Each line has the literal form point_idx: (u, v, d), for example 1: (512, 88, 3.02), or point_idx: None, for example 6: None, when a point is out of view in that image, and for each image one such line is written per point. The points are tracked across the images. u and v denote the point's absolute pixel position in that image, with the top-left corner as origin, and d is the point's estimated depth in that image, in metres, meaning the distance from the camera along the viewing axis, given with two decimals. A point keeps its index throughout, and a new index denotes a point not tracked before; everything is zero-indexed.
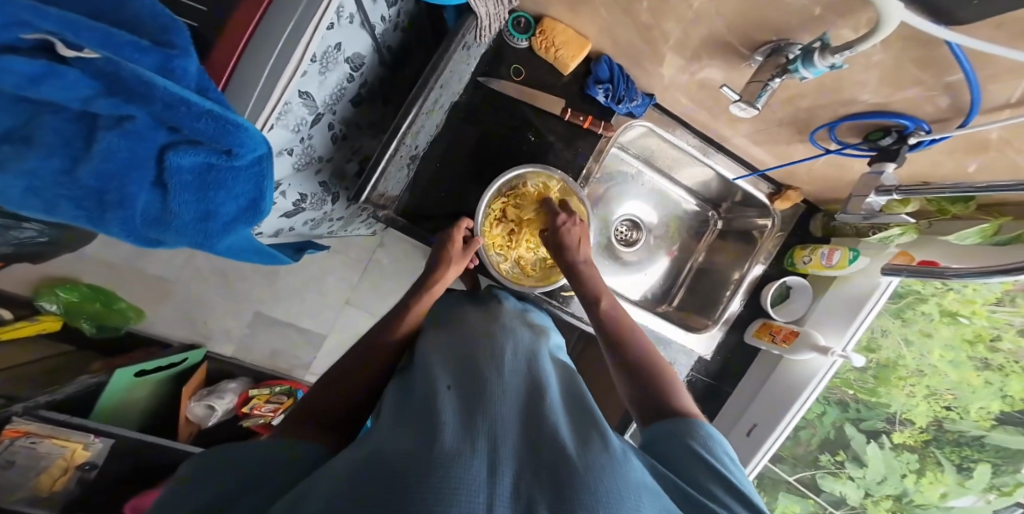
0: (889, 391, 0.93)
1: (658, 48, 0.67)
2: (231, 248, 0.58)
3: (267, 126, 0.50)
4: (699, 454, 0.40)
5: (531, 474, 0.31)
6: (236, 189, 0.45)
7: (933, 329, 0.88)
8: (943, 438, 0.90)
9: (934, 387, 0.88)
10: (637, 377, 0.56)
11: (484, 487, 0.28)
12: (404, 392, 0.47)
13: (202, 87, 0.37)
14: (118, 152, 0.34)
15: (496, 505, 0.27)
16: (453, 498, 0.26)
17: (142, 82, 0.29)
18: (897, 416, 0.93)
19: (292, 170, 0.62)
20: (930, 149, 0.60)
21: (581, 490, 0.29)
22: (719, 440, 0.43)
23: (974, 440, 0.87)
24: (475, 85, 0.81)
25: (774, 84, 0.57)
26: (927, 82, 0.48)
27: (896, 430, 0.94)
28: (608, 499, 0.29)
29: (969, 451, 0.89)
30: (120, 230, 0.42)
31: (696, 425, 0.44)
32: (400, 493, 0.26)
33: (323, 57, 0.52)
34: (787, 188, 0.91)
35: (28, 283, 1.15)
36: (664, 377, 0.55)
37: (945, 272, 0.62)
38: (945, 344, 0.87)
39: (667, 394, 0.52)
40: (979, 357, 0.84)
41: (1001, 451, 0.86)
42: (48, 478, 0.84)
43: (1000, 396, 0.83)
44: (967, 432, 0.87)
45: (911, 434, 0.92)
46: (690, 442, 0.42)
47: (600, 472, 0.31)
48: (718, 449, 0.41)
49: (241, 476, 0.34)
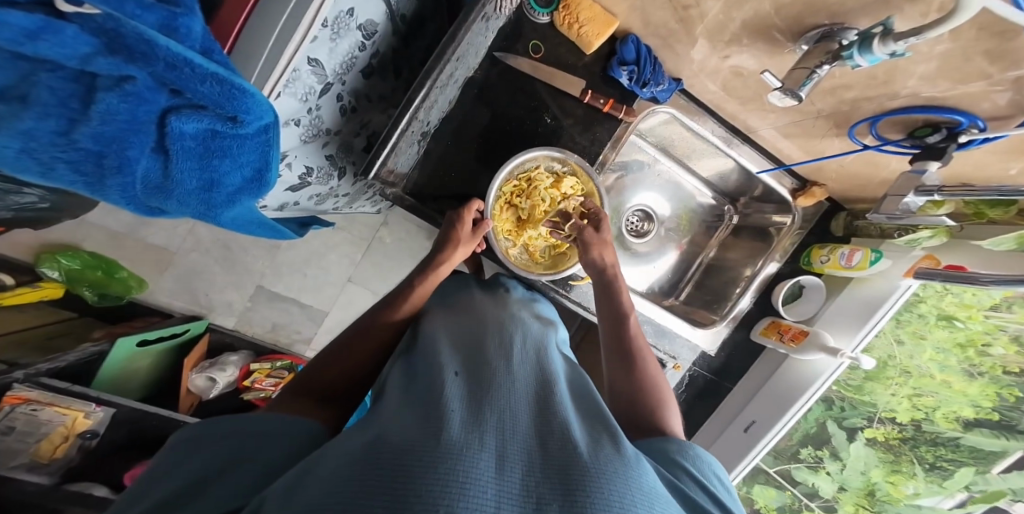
0: (874, 388, 0.93)
1: (692, 29, 0.64)
2: (236, 220, 0.56)
3: (274, 93, 0.46)
4: (687, 472, 0.38)
5: (539, 471, 0.29)
6: (241, 158, 0.42)
7: (927, 331, 0.86)
8: (920, 437, 0.91)
9: (919, 388, 0.88)
10: (621, 390, 0.55)
11: (492, 484, 0.26)
12: (409, 371, 0.46)
13: (207, 48, 0.33)
14: (118, 114, 0.30)
15: (504, 504, 0.25)
16: (460, 492, 0.24)
17: (143, 41, 0.26)
18: (877, 414, 0.94)
19: (300, 142, 0.60)
20: (979, 149, 0.56)
21: (590, 493, 0.27)
22: (706, 457, 0.41)
23: (950, 440, 0.87)
24: (491, 60, 0.78)
25: (821, 73, 0.53)
26: (993, 77, 0.45)
27: (871, 426, 0.95)
28: (619, 504, 0.27)
29: (944, 451, 0.88)
30: (118, 197, 0.39)
31: (682, 443, 0.43)
32: (406, 480, 0.24)
33: (335, 22, 0.48)
34: (812, 185, 0.88)
35: (29, 249, 1.13)
36: (649, 391, 0.54)
37: (978, 277, 0.59)
38: (937, 347, 0.85)
39: (647, 408, 0.51)
40: (969, 363, 0.83)
41: (975, 452, 0.85)
42: (48, 445, 0.83)
43: (974, 401, 0.83)
44: (943, 432, 0.87)
45: (886, 430, 0.94)
46: (674, 457, 0.40)
47: (612, 474, 0.30)
48: (705, 469, 0.39)
49: (247, 461, 0.31)
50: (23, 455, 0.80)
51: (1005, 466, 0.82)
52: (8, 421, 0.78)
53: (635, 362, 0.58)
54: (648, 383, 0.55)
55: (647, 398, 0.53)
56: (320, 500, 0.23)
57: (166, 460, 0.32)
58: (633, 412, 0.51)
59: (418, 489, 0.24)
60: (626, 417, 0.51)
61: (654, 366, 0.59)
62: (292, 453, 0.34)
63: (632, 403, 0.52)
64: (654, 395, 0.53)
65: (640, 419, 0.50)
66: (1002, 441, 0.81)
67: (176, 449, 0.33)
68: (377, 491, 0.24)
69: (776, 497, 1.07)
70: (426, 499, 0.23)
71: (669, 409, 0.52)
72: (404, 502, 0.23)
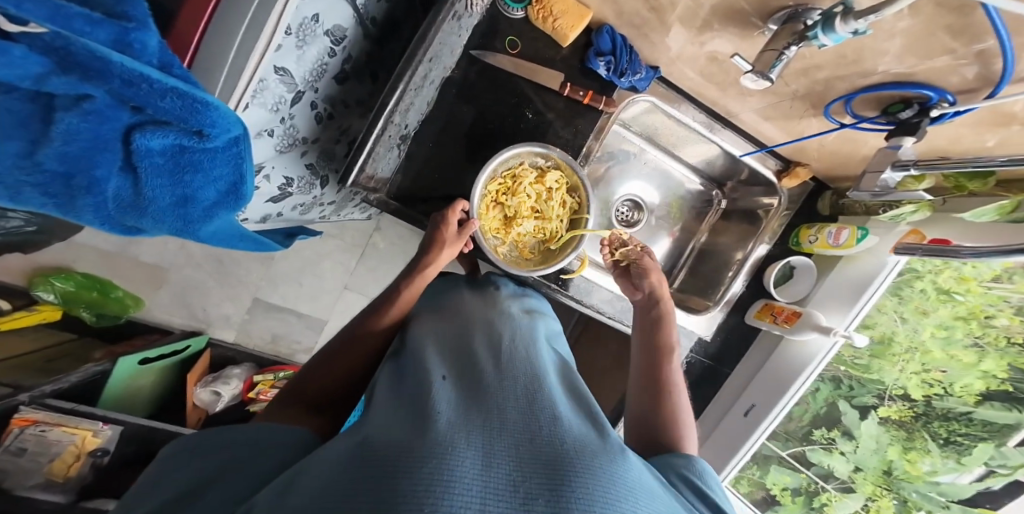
0: (881, 366, 0.93)
1: (665, 17, 0.64)
2: (217, 234, 0.56)
3: (242, 105, 0.46)
4: (693, 483, 0.39)
5: (528, 465, 0.29)
6: (215, 172, 0.42)
7: (930, 307, 0.87)
8: (931, 413, 0.90)
9: (926, 364, 0.88)
10: (642, 408, 0.57)
11: (478, 480, 0.26)
12: (398, 375, 0.46)
13: (166, 63, 0.32)
14: (80, 134, 0.30)
15: (491, 499, 0.25)
16: (444, 488, 0.24)
17: (96, 57, 0.26)
18: (887, 391, 0.93)
19: (275, 152, 0.60)
20: (952, 122, 0.56)
21: (578, 488, 0.27)
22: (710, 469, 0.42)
23: (962, 415, 0.86)
24: (469, 59, 0.77)
25: (790, 54, 0.52)
26: (957, 51, 0.45)
27: (884, 405, 0.94)
28: (606, 500, 0.27)
29: (957, 425, 0.87)
30: (92, 217, 0.39)
31: (692, 459, 0.44)
32: (392, 481, 0.24)
33: (300, 30, 0.48)
34: (796, 165, 0.88)
35: (22, 273, 1.13)
36: (668, 413, 0.55)
37: (959, 250, 0.59)
38: (941, 322, 0.86)
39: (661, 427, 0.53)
40: (972, 335, 0.83)
41: (988, 426, 0.84)
42: (62, 464, 0.85)
43: (984, 373, 0.82)
44: (955, 408, 0.86)
45: (899, 408, 0.93)
46: (681, 471, 0.41)
47: (601, 470, 0.30)
48: (709, 481, 0.40)
49: (235, 465, 0.32)
50: (36, 474, 0.83)
51: (1019, 439, 0.81)
52: (18, 443, 0.80)
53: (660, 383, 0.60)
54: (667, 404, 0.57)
55: (666, 420, 0.54)
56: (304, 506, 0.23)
57: (155, 471, 0.33)
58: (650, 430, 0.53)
59: (402, 489, 0.24)
60: (642, 432, 0.54)
61: (679, 389, 0.60)
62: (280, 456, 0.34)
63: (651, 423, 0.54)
64: (672, 417, 0.55)
65: (655, 437, 0.52)
66: (1015, 413, 0.81)
67: (165, 461, 0.33)
68: (362, 493, 0.24)
69: (792, 480, 1.07)
70: (411, 496, 0.23)
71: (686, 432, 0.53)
72: (388, 500, 0.23)
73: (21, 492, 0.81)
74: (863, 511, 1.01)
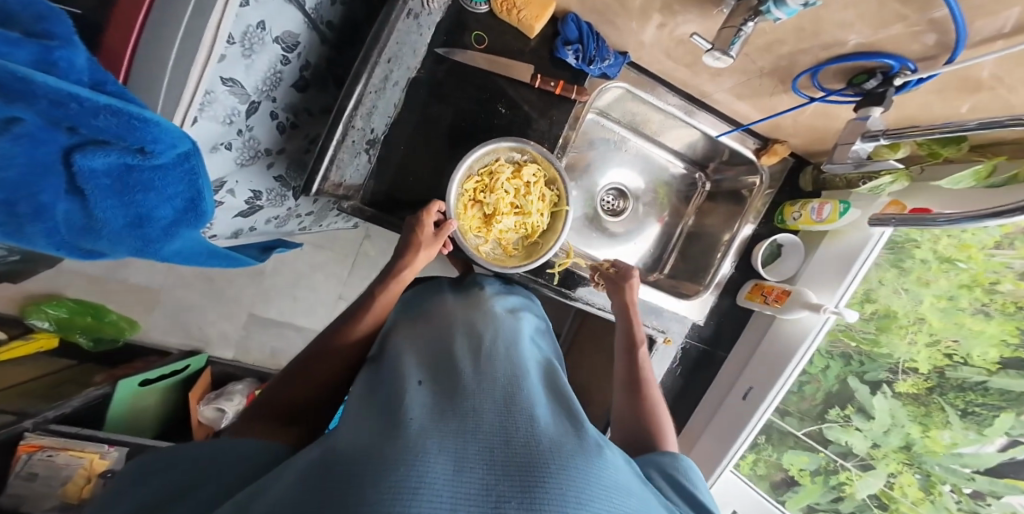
0: (890, 339, 0.92)
1: (626, 1, 0.63)
2: (182, 252, 0.55)
3: (190, 119, 0.46)
4: (680, 483, 0.41)
5: (501, 465, 0.29)
6: (168, 190, 0.42)
7: (933, 277, 0.87)
8: (945, 384, 0.86)
9: (936, 334, 0.86)
10: (626, 413, 0.60)
11: (446, 483, 0.26)
12: (375, 382, 0.45)
13: (97, 80, 0.32)
14: (14, 158, 0.30)
15: (458, 501, 0.25)
16: (408, 492, 0.24)
17: (18, 78, 0.25)
18: (899, 365, 0.91)
19: (236, 166, 0.59)
20: (916, 91, 0.56)
21: (550, 485, 0.27)
22: (691, 467, 0.44)
23: (977, 385, 0.82)
24: (436, 58, 0.76)
25: (747, 29, 0.51)
26: (910, 18, 0.45)
27: (899, 379, 0.91)
28: (579, 498, 0.27)
29: (973, 396, 0.83)
30: (45, 243, 0.39)
31: (675, 456, 0.46)
32: (356, 491, 0.24)
33: (245, 38, 0.47)
34: (774, 142, 0.87)
35: (14, 302, 1.14)
36: (650, 414, 0.58)
37: (935, 219, 0.59)
38: (944, 292, 0.85)
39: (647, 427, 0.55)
40: (979, 303, 0.82)
41: (1006, 394, 0.80)
42: (75, 486, 0.87)
43: (995, 339, 0.80)
44: (969, 378, 0.83)
45: (913, 382, 0.90)
46: (669, 470, 0.43)
47: (576, 468, 0.30)
48: (692, 477, 0.42)
49: (196, 483, 0.31)
50: (52, 497, 0.85)
51: None
52: (29, 467, 0.84)
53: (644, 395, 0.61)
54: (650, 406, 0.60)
55: (650, 421, 0.57)
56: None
57: (116, 490, 0.32)
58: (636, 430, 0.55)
59: (364, 497, 0.23)
60: (627, 435, 0.56)
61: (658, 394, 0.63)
62: (251, 466, 0.33)
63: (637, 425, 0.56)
64: (655, 418, 0.57)
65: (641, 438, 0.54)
66: None
67: (124, 477, 0.32)
68: (324, 505, 0.23)
69: (810, 459, 1.05)
70: (375, 504, 0.23)
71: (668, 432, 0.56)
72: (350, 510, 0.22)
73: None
74: (886, 488, 0.97)
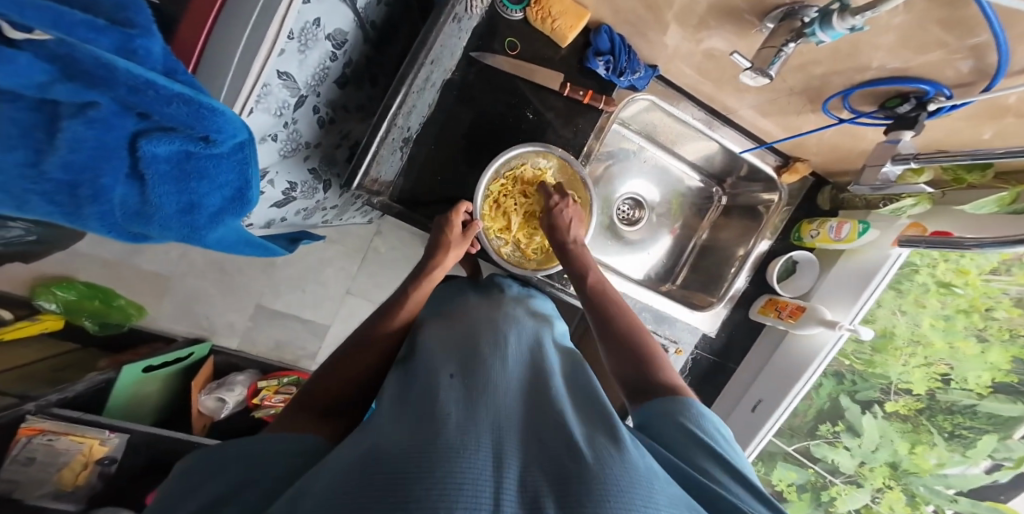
0: (885, 360, 0.93)
1: (662, 16, 0.64)
2: (221, 241, 0.57)
3: (247, 110, 0.47)
4: (691, 431, 0.38)
5: (536, 467, 0.29)
6: (219, 178, 0.44)
7: (927, 300, 0.87)
8: (935, 406, 0.91)
9: (930, 358, 0.89)
10: (619, 365, 0.54)
11: (489, 483, 0.25)
12: (405, 380, 0.45)
13: (169, 69, 0.33)
14: (85, 142, 0.30)
15: (502, 500, 0.24)
16: (458, 494, 0.23)
17: (101, 64, 0.26)
18: (891, 385, 0.94)
19: (279, 157, 0.60)
20: (948, 117, 0.57)
21: (585, 481, 0.26)
22: (710, 415, 0.41)
23: (966, 408, 0.87)
24: (468, 61, 0.78)
25: (788, 50, 0.53)
26: (951, 45, 0.46)
27: (890, 399, 0.95)
28: (614, 491, 0.26)
29: (962, 419, 0.88)
30: (98, 225, 0.39)
31: (682, 401, 0.43)
32: (399, 489, 0.24)
33: (302, 34, 0.48)
34: (795, 160, 0.89)
35: (22, 283, 1.12)
36: (645, 355, 0.54)
37: (964, 241, 0.59)
38: (940, 314, 0.86)
39: (648, 370, 0.51)
40: (974, 328, 0.84)
41: (993, 418, 0.85)
42: (70, 474, 0.86)
43: (990, 365, 0.82)
44: (960, 400, 0.87)
45: (905, 402, 0.94)
46: (680, 419, 0.40)
47: (608, 463, 0.29)
48: (708, 427, 0.39)
49: (248, 470, 0.32)
50: (47, 484, 0.84)
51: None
52: (27, 453, 0.81)
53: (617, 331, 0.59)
54: (643, 347, 0.55)
55: (646, 363, 0.53)
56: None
57: (173, 488, 0.32)
58: (637, 376, 0.51)
59: (417, 497, 0.23)
60: (631, 386, 0.51)
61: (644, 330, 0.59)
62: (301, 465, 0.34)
63: (637, 373, 0.51)
64: (651, 357, 0.54)
65: (645, 381, 0.49)
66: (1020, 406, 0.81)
67: (179, 482, 0.32)
68: (376, 501, 0.23)
69: (799, 476, 1.07)
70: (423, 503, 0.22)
71: (668, 368, 0.52)
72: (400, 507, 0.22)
73: (35, 501, 0.84)
74: (871, 504, 1.01)
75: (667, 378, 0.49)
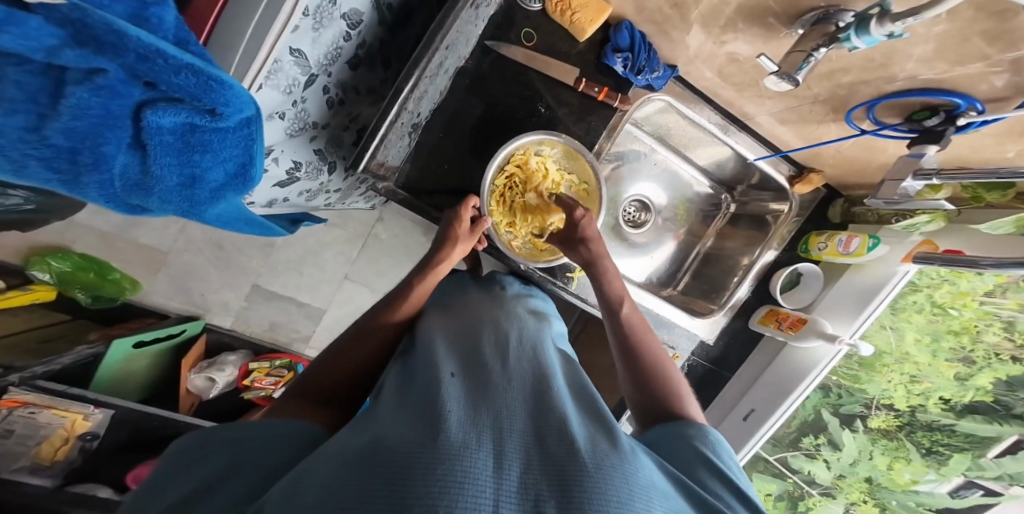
0: (871, 377, 0.92)
1: (687, 14, 0.63)
2: (221, 217, 0.56)
3: (256, 85, 0.46)
4: (705, 454, 0.37)
5: (537, 467, 0.27)
6: (224, 153, 0.42)
7: (914, 317, 0.86)
8: (916, 423, 0.91)
9: (914, 373, 0.87)
10: (633, 382, 0.53)
11: (489, 484, 0.24)
12: (405, 375, 0.44)
13: (180, 39, 0.32)
14: (90, 109, 0.29)
15: (502, 502, 0.23)
16: (458, 493, 0.22)
17: (112, 31, 0.25)
18: (875, 401, 0.94)
19: (285, 136, 0.59)
20: (977, 132, 0.56)
21: (590, 489, 0.25)
22: (722, 442, 0.40)
23: (945, 426, 0.87)
24: (483, 50, 0.76)
25: (818, 56, 0.52)
26: (991, 58, 0.45)
27: (872, 415, 0.95)
28: (620, 502, 0.24)
29: (940, 436, 0.89)
30: (97, 195, 0.38)
31: (697, 427, 0.42)
32: (400, 487, 0.22)
33: (318, 11, 0.47)
34: (810, 171, 0.87)
35: (17, 253, 1.10)
36: (661, 376, 0.52)
37: (979, 261, 0.58)
38: (927, 331, 0.85)
39: (665, 394, 0.49)
40: (963, 348, 0.83)
41: (971, 437, 0.86)
42: (49, 448, 0.82)
43: (976, 388, 0.83)
44: (938, 420, 0.88)
45: (885, 418, 0.94)
46: (693, 442, 0.39)
47: (611, 472, 0.27)
48: (721, 452, 0.38)
49: (241, 450, 0.31)
50: (24, 458, 0.79)
51: (999, 450, 0.83)
52: (6, 425, 0.76)
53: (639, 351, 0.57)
54: (659, 368, 0.54)
55: (662, 385, 0.51)
56: (312, 507, 0.21)
57: (156, 468, 0.30)
58: (653, 400, 0.49)
59: (416, 492, 0.22)
60: (644, 411, 0.49)
61: (660, 349, 0.58)
62: (294, 450, 0.33)
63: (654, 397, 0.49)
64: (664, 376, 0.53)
65: (661, 404, 0.48)
66: (997, 426, 0.82)
67: (167, 458, 0.31)
68: (372, 494, 0.22)
69: (776, 486, 1.08)
70: (422, 503, 0.21)
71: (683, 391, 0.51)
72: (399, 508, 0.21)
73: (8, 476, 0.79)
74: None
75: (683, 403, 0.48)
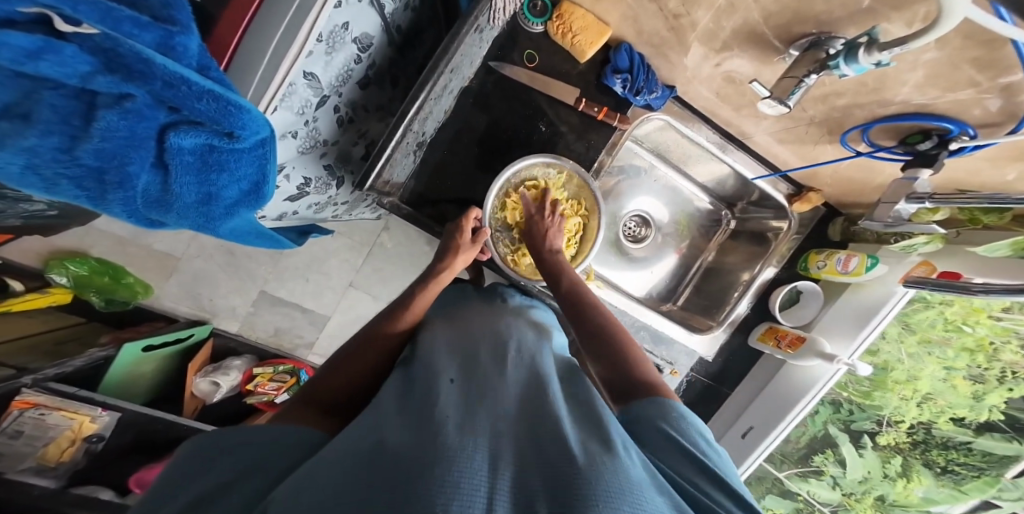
0: (883, 394, 0.90)
1: (684, 37, 0.65)
2: (235, 230, 0.58)
3: (271, 108, 0.48)
4: (672, 436, 0.37)
5: (529, 472, 0.28)
6: (239, 171, 0.45)
7: (934, 336, 0.84)
8: (930, 441, 0.90)
9: (924, 391, 0.87)
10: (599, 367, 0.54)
11: (483, 482, 0.25)
12: (405, 381, 0.45)
13: (203, 66, 0.35)
14: (118, 132, 0.32)
15: (495, 504, 0.24)
16: (451, 493, 0.23)
17: (141, 59, 0.28)
18: (885, 418, 0.93)
19: (297, 154, 0.61)
20: (972, 155, 0.57)
21: (578, 489, 0.25)
22: (692, 417, 0.41)
23: (961, 444, 0.86)
24: (486, 70, 0.79)
25: (809, 81, 0.54)
26: (982, 84, 0.46)
27: (882, 432, 0.94)
28: (606, 499, 0.25)
29: (956, 455, 0.87)
30: (120, 211, 0.40)
31: (666, 403, 0.42)
32: (399, 487, 0.23)
33: (330, 37, 0.50)
34: (809, 190, 0.88)
35: (38, 256, 1.14)
36: (624, 354, 0.53)
37: (973, 286, 0.59)
38: (948, 353, 0.84)
39: (632, 370, 0.50)
40: (976, 367, 0.82)
41: (988, 456, 0.84)
42: (56, 449, 0.83)
43: (988, 407, 0.82)
44: (955, 436, 0.86)
45: (896, 436, 0.93)
46: (661, 423, 0.39)
47: (599, 472, 0.27)
48: (691, 430, 0.39)
49: (249, 456, 0.32)
50: (29, 458, 0.80)
51: (1017, 471, 0.81)
52: (15, 426, 0.78)
53: (600, 336, 0.57)
54: (620, 347, 0.55)
55: (628, 362, 0.52)
56: (314, 508, 0.22)
57: (170, 473, 0.32)
58: (620, 378, 0.50)
59: (414, 491, 0.23)
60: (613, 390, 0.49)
61: (617, 325, 0.60)
62: (298, 454, 0.34)
63: (621, 373, 0.50)
64: (625, 353, 0.53)
65: (629, 381, 0.49)
66: (1015, 446, 0.80)
67: (180, 462, 0.32)
68: (371, 495, 0.23)
69: (785, 503, 1.08)
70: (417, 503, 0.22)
71: (650, 366, 0.51)
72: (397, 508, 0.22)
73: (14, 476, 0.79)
74: None
75: (648, 377, 0.49)
